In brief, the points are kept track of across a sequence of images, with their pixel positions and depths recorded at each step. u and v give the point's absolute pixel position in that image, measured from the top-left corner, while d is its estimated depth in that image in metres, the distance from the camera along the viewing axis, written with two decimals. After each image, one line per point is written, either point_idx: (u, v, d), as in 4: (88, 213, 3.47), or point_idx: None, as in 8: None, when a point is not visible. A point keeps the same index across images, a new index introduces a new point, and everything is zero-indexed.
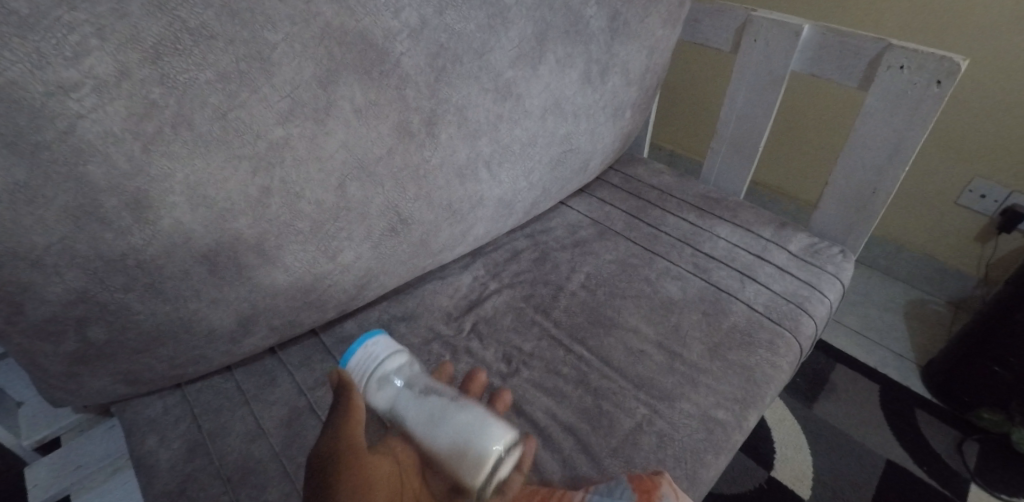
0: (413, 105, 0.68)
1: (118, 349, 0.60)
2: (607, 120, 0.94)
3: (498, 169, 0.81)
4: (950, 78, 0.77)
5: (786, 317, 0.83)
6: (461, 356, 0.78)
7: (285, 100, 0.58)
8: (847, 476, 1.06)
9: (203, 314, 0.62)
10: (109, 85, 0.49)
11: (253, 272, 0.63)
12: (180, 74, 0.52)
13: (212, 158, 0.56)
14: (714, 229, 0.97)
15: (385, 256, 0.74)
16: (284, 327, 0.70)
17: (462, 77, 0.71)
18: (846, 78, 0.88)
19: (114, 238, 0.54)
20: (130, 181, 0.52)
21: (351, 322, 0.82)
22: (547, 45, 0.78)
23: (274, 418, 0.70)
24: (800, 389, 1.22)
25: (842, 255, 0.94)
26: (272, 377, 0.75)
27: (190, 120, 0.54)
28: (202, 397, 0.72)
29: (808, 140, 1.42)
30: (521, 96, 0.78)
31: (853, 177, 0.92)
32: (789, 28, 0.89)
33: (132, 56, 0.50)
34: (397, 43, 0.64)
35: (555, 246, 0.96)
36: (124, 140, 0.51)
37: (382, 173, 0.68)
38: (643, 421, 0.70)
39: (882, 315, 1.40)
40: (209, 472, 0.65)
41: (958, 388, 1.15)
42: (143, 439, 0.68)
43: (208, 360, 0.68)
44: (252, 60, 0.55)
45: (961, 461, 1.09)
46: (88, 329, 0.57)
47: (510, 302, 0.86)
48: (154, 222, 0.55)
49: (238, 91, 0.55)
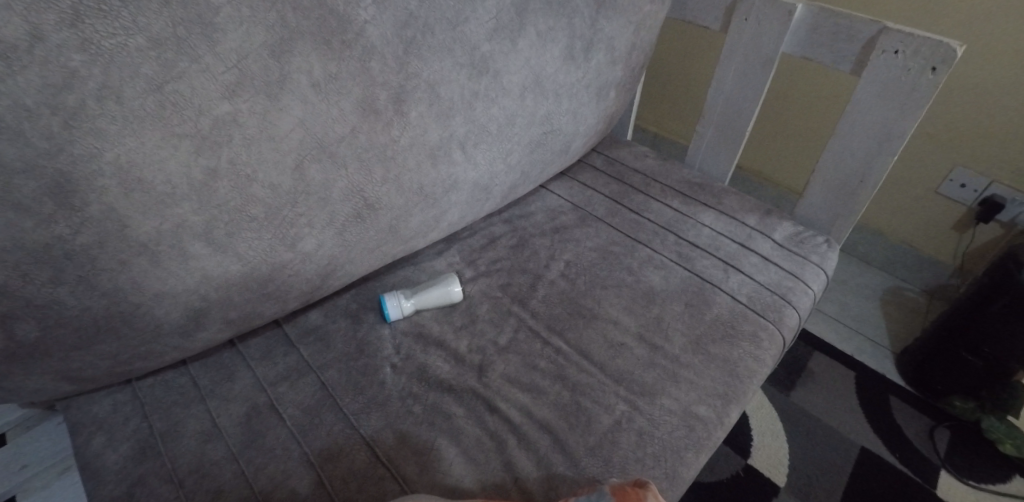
0: (379, 79, 0.62)
1: (52, 348, 0.55)
2: (590, 101, 0.89)
3: (474, 150, 0.75)
4: (945, 65, 0.74)
5: (770, 308, 0.80)
6: (433, 349, 0.74)
7: (231, 72, 0.53)
8: (824, 463, 1.04)
9: (147, 307, 0.57)
10: (18, 51, 0.44)
11: (202, 262, 0.57)
12: (105, 39, 0.47)
13: (146, 136, 0.50)
14: (697, 216, 0.94)
15: (351, 244, 0.68)
16: (241, 320, 0.65)
17: (433, 49, 0.65)
18: (839, 61, 0.84)
19: (36, 225, 0.48)
20: (49, 161, 0.47)
21: (317, 312, 0.77)
22: (527, 17, 0.73)
23: (232, 417, 0.65)
24: (778, 374, 1.20)
25: (827, 244, 0.91)
26: (231, 371, 0.69)
27: (119, 93, 0.49)
28: (154, 393, 0.67)
29: (794, 124, 1.39)
30: (498, 72, 0.73)
31: (842, 163, 0.88)
32: (780, 6, 0.85)
33: (48, 17, 0.45)
34: (360, 10, 0.58)
35: (534, 232, 0.91)
36: (41, 115, 0.46)
37: (345, 153, 0.62)
38: (622, 418, 0.67)
39: (861, 301, 1.38)
40: (159, 476, 0.60)
41: (932, 375, 1.13)
42: (89, 440, 0.63)
43: (157, 356, 0.62)
44: (191, 24, 0.50)
45: (932, 447, 1.08)
46: (15, 327, 0.52)
47: (485, 290, 0.82)
48: (82, 208, 0.50)
49: (176, 59, 0.50)
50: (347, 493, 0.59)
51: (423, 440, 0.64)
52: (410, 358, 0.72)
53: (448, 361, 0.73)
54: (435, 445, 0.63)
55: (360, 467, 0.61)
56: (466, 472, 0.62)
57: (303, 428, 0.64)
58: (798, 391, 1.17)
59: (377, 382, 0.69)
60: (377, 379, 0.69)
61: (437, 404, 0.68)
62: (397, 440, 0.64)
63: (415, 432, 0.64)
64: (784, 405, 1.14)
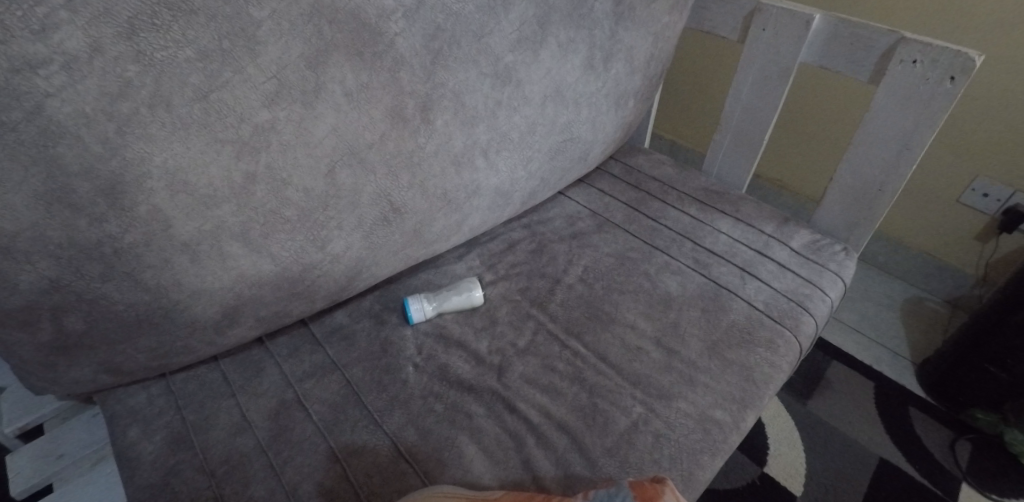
0: (407, 89, 0.65)
1: (97, 339, 0.58)
2: (610, 109, 0.91)
3: (496, 157, 0.78)
4: (964, 75, 0.75)
5: (787, 315, 0.81)
6: (454, 350, 0.76)
7: (271, 82, 0.56)
8: (841, 473, 1.04)
9: (185, 303, 0.60)
10: (80, 62, 0.48)
11: (239, 261, 0.60)
12: (158, 51, 0.50)
13: (192, 142, 0.54)
14: (715, 223, 0.95)
15: (378, 246, 0.71)
16: (271, 318, 0.68)
17: (459, 60, 0.68)
18: (857, 71, 0.85)
19: (89, 224, 0.52)
20: (103, 165, 0.51)
21: (342, 312, 0.80)
22: (548, 28, 0.75)
23: (262, 411, 0.68)
24: (795, 383, 1.20)
25: (845, 253, 0.92)
26: (260, 367, 0.72)
27: (168, 101, 0.52)
28: (187, 387, 0.70)
29: (812, 133, 1.39)
30: (521, 81, 0.75)
31: (860, 172, 0.89)
32: (797, 17, 0.86)
33: (106, 31, 0.48)
34: (391, 23, 0.61)
35: (553, 238, 0.93)
36: (98, 121, 0.49)
37: (374, 160, 0.65)
38: (639, 420, 0.68)
39: (880, 311, 1.37)
40: (192, 465, 0.62)
41: (954, 387, 1.12)
42: (125, 431, 0.65)
43: (192, 351, 0.65)
44: (235, 37, 0.53)
45: (954, 460, 1.07)
46: (65, 318, 0.55)
47: (505, 294, 0.84)
48: (131, 208, 0.53)
49: (221, 70, 0.53)
50: (370, 487, 0.61)
51: (443, 437, 0.66)
52: (431, 358, 0.75)
53: (468, 362, 0.75)
54: (456, 442, 0.65)
55: (383, 462, 0.63)
56: (486, 469, 0.63)
57: (329, 424, 0.66)
58: (815, 400, 1.16)
59: (400, 381, 0.71)
60: (400, 377, 0.72)
61: (458, 403, 0.69)
62: (419, 436, 0.66)
63: (437, 430, 0.66)
64: (800, 413, 1.14)
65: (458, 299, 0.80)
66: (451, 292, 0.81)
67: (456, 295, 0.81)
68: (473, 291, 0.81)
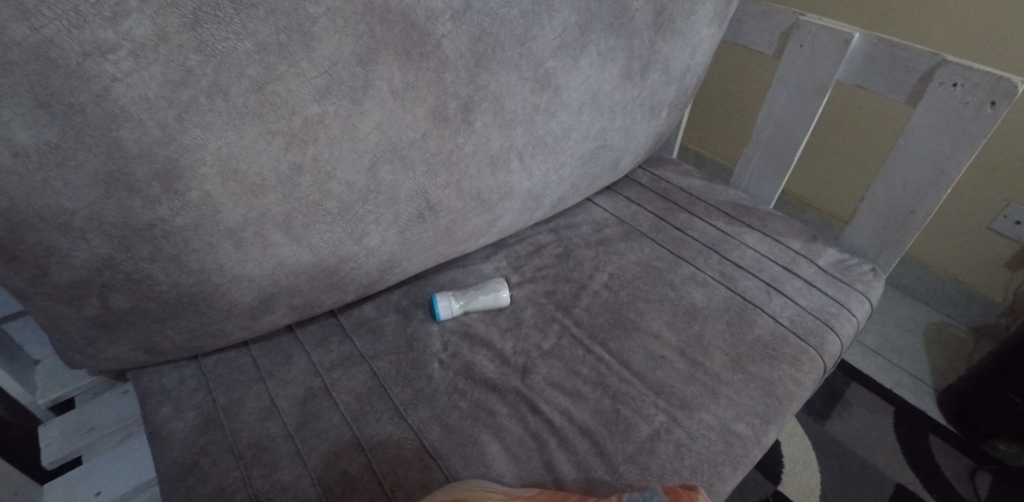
0: (450, 89, 0.66)
1: (140, 318, 0.60)
2: (643, 118, 0.91)
3: (530, 160, 0.79)
4: (1005, 100, 0.73)
5: (812, 333, 0.80)
6: (478, 348, 0.77)
7: (323, 77, 0.58)
8: (856, 495, 1.02)
9: (224, 288, 0.61)
10: (146, 49, 0.50)
11: (277, 250, 0.62)
12: (219, 42, 0.52)
13: (245, 132, 0.56)
14: (742, 237, 0.95)
15: (410, 242, 0.72)
16: (305, 306, 0.69)
17: (502, 63, 0.69)
18: (895, 92, 0.85)
19: (142, 206, 0.54)
20: (162, 149, 0.53)
21: (370, 305, 0.81)
22: (590, 36, 0.76)
23: (290, 397, 0.69)
24: (812, 402, 1.19)
25: (873, 274, 0.91)
26: (289, 354, 0.74)
27: (225, 91, 0.54)
28: (218, 369, 0.71)
29: (844, 152, 1.39)
30: (559, 87, 0.76)
31: (892, 193, 0.88)
32: (837, 35, 0.86)
33: (172, 20, 0.50)
34: (439, 24, 0.63)
35: (579, 243, 0.94)
36: (159, 107, 0.51)
37: (415, 157, 0.67)
38: (661, 429, 0.68)
39: (902, 334, 1.36)
40: (221, 446, 0.64)
41: (975, 416, 1.10)
42: (158, 408, 0.67)
43: (227, 335, 0.66)
44: (292, 32, 0.55)
45: (972, 490, 1.05)
46: (111, 295, 0.57)
47: (530, 296, 0.85)
48: (183, 193, 0.55)
49: (277, 63, 0.55)
50: (393, 479, 0.62)
51: (466, 434, 0.66)
52: (457, 355, 0.75)
53: (492, 361, 0.75)
54: (478, 439, 0.66)
55: (406, 455, 0.64)
56: (508, 468, 0.64)
57: (355, 413, 0.68)
58: (832, 420, 1.15)
59: (425, 376, 0.72)
60: (425, 373, 0.73)
61: (481, 401, 0.70)
62: (442, 432, 0.66)
63: (460, 426, 0.67)
64: (817, 433, 1.13)
65: (485, 298, 0.81)
66: (476, 292, 0.82)
67: (482, 295, 0.82)
68: (497, 291, 0.82)
